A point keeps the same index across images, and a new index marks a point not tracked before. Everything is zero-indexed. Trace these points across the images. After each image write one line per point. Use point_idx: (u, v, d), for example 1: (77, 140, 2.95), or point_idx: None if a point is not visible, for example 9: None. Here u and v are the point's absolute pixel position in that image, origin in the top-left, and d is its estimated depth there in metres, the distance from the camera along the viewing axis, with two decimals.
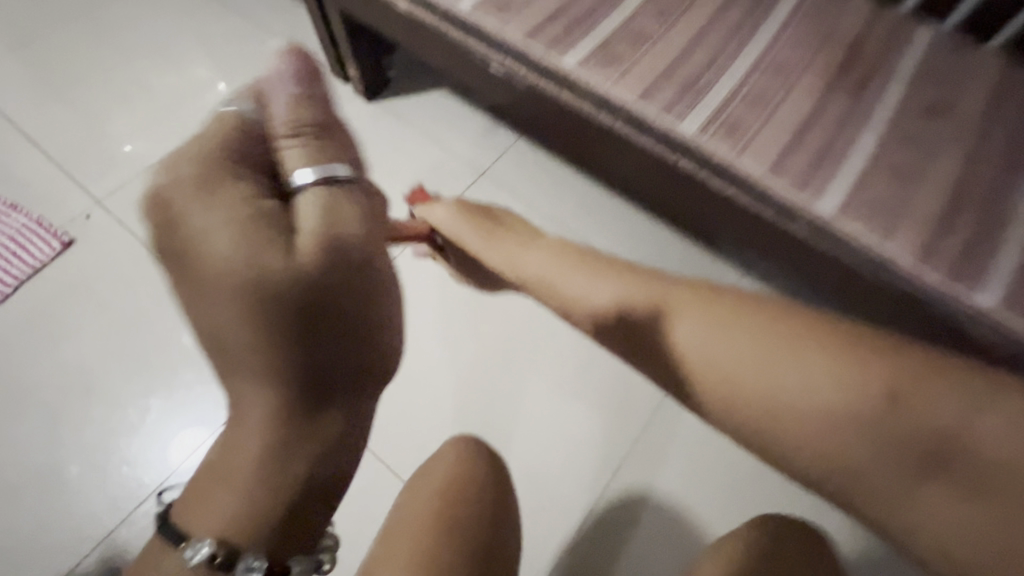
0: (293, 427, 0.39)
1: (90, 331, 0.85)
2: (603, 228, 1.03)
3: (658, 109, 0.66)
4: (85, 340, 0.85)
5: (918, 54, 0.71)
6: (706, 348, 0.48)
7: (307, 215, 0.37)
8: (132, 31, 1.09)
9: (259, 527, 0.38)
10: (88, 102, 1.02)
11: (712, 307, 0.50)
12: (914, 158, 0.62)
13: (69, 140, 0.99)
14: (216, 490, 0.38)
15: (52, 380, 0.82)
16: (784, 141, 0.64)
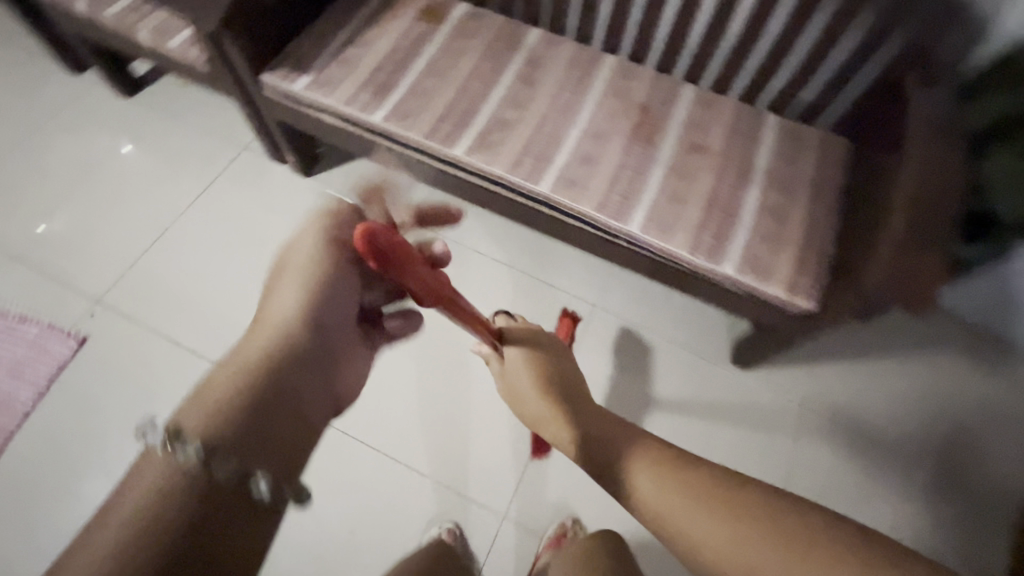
0: (259, 362, 0.54)
1: (121, 399, 1.10)
2: (590, 276, 1.28)
3: (521, 176, 0.98)
4: (120, 405, 1.09)
5: (686, 107, 1.07)
6: (667, 502, 0.55)
7: (300, 256, 0.65)
8: (98, 161, 1.34)
9: (218, 414, 0.48)
10: (69, 227, 1.26)
11: (668, 470, 0.58)
12: (685, 184, 0.98)
13: (64, 260, 1.22)
14: (203, 395, 0.50)
15: (104, 443, 1.06)
16: (605, 182, 0.97)
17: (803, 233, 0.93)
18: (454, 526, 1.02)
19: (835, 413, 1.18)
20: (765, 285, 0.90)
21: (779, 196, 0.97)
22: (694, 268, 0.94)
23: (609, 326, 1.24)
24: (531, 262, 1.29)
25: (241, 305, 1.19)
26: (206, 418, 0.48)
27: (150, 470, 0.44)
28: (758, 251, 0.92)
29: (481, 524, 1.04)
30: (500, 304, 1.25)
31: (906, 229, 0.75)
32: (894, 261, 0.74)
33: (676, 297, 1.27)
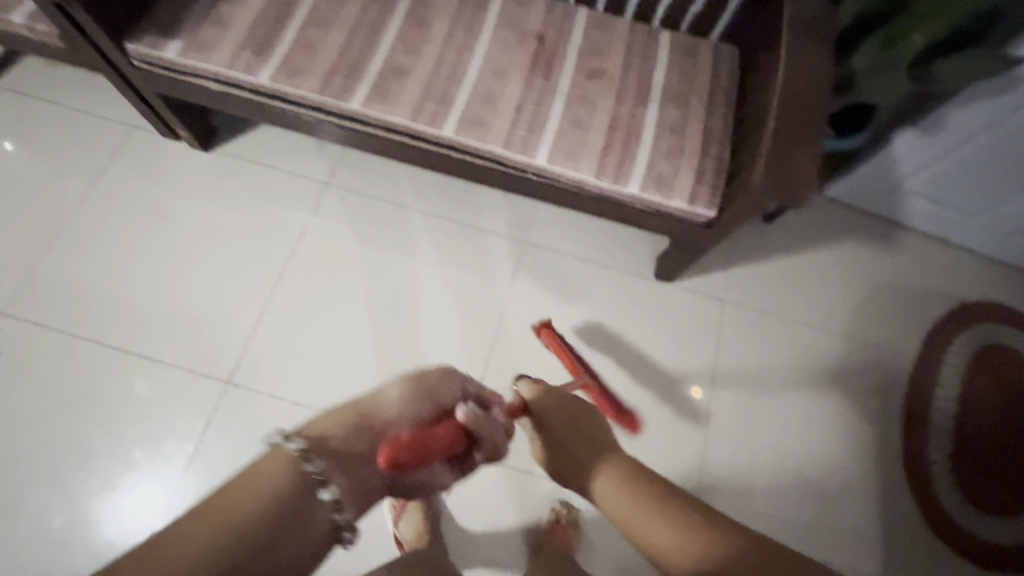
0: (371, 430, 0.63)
1: (52, 404, 1.07)
2: (517, 217, 1.30)
3: (423, 122, 0.96)
4: (52, 410, 1.07)
5: (580, 31, 1.07)
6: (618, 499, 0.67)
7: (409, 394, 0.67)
8: None
9: (333, 444, 0.60)
10: None
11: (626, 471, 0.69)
12: (587, 110, 0.99)
13: None
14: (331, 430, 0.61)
15: (42, 449, 1.04)
16: (506, 117, 0.97)
17: (698, 146, 0.98)
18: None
19: (754, 309, 1.28)
20: (669, 200, 0.95)
21: (677, 112, 1.01)
22: (603, 193, 0.97)
23: (540, 263, 1.27)
24: (456, 210, 1.29)
25: (165, 295, 1.16)
26: (319, 442, 0.59)
27: (271, 468, 0.55)
28: (660, 167, 0.96)
29: None
30: (431, 254, 1.25)
31: (782, 130, 0.81)
32: (773, 160, 0.80)
33: (601, 226, 1.31)
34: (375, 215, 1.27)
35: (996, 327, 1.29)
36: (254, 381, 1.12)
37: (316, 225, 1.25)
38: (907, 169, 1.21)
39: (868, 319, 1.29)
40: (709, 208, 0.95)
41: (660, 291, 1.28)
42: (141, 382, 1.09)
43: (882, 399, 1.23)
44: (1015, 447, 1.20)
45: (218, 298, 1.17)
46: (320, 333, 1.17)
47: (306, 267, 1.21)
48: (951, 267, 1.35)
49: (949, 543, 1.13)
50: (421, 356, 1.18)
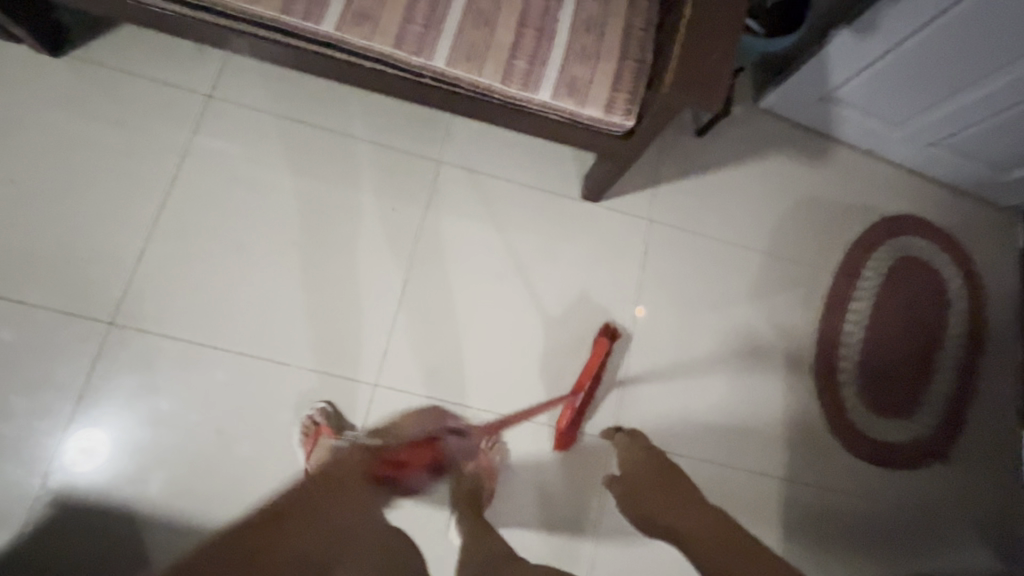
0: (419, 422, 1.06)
1: None
2: (434, 134, 1.19)
3: (298, 16, 0.82)
4: None
5: None
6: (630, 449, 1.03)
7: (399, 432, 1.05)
8: None
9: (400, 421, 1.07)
10: None
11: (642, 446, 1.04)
12: (493, 3, 0.86)
13: None
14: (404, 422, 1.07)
15: None
16: (397, 9, 0.83)
17: (616, 46, 0.88)
18: (325, 404, 1.04)
19: (683, 230, 1.25)
20: (583, 107, 0.86)
21: (595, 7, 0.89)
22: (512, 101, 0.87)
23: (462, 184, 1.18)
24: (364, 128, 1.16)
25: (26, 229, 1.01)
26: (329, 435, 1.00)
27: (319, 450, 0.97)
28: (573, 70, 0.86)
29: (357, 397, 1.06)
30: (338, 177, 1.14)
31: (697, 27, 0.73)
32: (685, 61, 0.72)
33: (529, 144, 1.22)
34: (271, 134, 1.13)
35: (912, 241, 1.32)
36: (145, 321, 1.02)
37: (202, 145, 1.10)
38: (839, 78, 1.16)
39: (795, 237, 1.29)
40: (627, 116, 0.87)
41: (588, 213, 1.22)
42: (8, 329, 0.98)
43: (801, 316, 1.26)
44: (922, 353, 1.27)
45: (92, 233, 1.03)
46: (217, 268, 1.06)
47: (193, 195, 1.08)
48: (877, 181, 1.34)
49: (849, 445, 1.21)
50: (332, 287, 1.10)
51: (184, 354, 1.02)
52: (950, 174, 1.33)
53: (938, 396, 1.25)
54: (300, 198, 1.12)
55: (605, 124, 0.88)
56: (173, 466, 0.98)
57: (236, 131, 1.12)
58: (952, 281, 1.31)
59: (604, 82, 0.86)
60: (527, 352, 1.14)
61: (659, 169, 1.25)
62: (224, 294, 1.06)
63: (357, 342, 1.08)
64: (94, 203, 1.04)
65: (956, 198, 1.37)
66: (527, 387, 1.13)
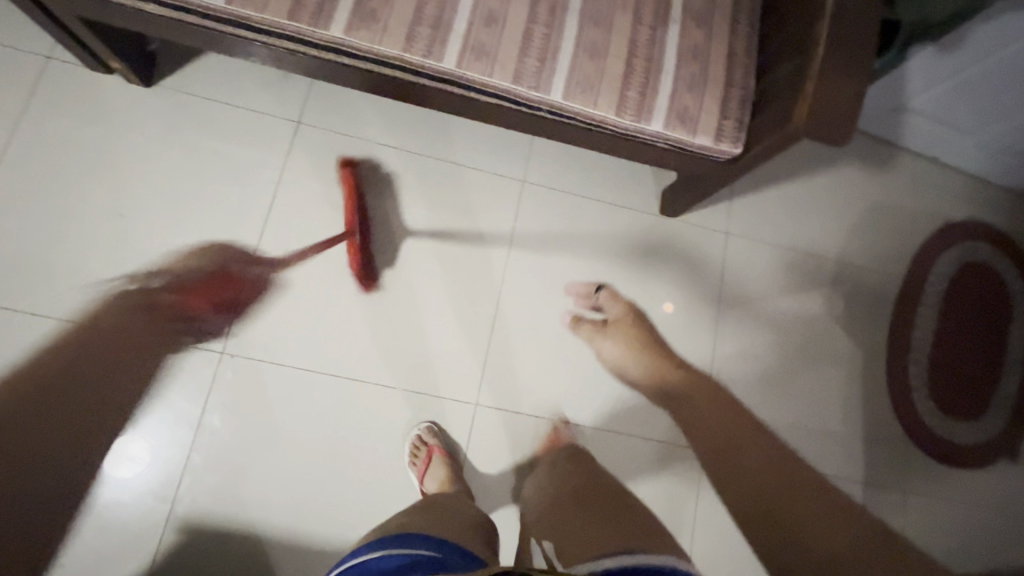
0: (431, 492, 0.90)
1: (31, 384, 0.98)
2: (515, 151, 1.20)
3: (421, 53, 0.82)
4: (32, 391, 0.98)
5: None
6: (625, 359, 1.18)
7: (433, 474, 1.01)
8: None
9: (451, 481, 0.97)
10: None
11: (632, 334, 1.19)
12: (603, 34, 0.87)
13: None
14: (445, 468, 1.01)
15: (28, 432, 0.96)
16: (517, 44, 0.85)
17: (723, 75, 0.89)
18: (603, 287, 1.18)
19: (754, 239, 1.28)
20: (694, 137, 0.88)
21: (701, 33, 0.90)
22: (624, 132, 0.89)
23: (543, 202, 1.20)
24: (446, 150, 1.17)
25: (132, 262, 1.04)
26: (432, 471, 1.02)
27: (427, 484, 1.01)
28: (684, 98, 0.88)
29: (452, 416, 1.09)
30: (423, 201, 1.15)
31: (828, 66, 0.75)
32: (817, 100, 0.76)
33: (605, 159, 1.24)
34: (356, 157, 1.14)
35: (976, 246, 1.35)
36: (249, 349, 1.04)
37: (293, 171, 1.11)
38: (917, 89, 1.18)
39: (862, 243, 1.32)
40: (737, 143, 0.89)
41: (664, 224, 1.24)
42: (123, 358, 1.01)
43: (872, 319, 1.29)
44: (987, 358, 1.31)
45: (194, 264, 1.05)
46: (314, 293, 1.08)
47: (287, 222, 1.10)
48: (939, 187, 1.37)
49: (920, 445, 1.26)
50: (422, 309, 1.12)
51: (288, 379, 1.05)
52: (1012, 178, 1.35)
53: (1003, 397, 1.30)
54: (389, 220, 1.13)
55: (713, 152, 0.90)
56: (284, 488, 1.01)
57: (324, 155, 1.13)
58: (1013, 285, 1.34)
59: (715, 111, 0.88)
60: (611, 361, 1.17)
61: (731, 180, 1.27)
62: (321, 321, 1.08)
63: (449, 359, 1.11)
64: (194, 233, 1.06)
65: (1014, 201, 1.39)
66: (619, 403, 1.16)
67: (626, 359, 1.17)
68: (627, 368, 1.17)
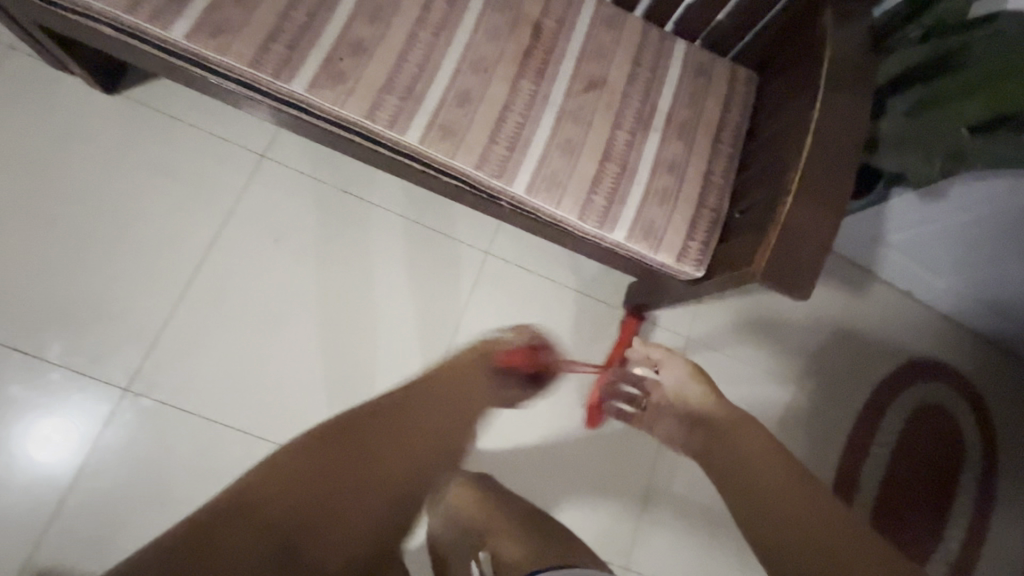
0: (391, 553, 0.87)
1: None
2: (485, 223, 1.16)
3: (383, 122, 0.78)
4: None
5: (586, 27, 0.89)
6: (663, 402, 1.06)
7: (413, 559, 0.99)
8: None
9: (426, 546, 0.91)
10: None
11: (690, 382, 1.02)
12: (580, 132, 0.85)
13: None
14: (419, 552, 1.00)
15: None
16: (487, 130, 0.81)
17: (695, 195, 0.86)
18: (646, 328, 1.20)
19: (717, 348, 1.24)
20: (657, 253, 0.84)
21: (680, 147, 0.88)
22: (585, 235, 0.85)
23: (507, 278, 1.15)
24: (414, 209, 1.13)
25: (50, 276, 0.96)
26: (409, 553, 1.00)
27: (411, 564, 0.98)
28: (652, 212, 0.84)
29: None
30: (381, 258, 1.10)
31: (799, 214, 0.69)
32: (780, 246, 0.70)
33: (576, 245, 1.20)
34: (317, 202, 1.08)
35: (939, 388, 1.32)
36: (162, 390, 0.97)
37: (248, 206, 1.06)
38: (898, 225, 1.17)
39: (823, 371, 1.29)
40: (699, 267, 0.85)
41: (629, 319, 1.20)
42: (18, 379, 0.93)
43: (824, 448, 1.25)
44: (935, 506, 1.26)
45: (117, 289, 0.98)
46: (240, 342, 1.01)
47: (230, 259, 1.03)
48: (909, 324, 1.34)
49: None
50: (358, 375, 1.05)
51: (189, 432, 0.97)
52: (983, 326, 1.34)
53: (946, 551, 1.25)
54: (338, 276, 1.07)
55: (674, 272, 0.86)
56: None
57: (283, 198, 1.07)
58: (970, 437, 1.31)
59: (681, 231, 0.85)
60: (547, 449, 1.11)
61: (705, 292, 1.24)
62: (240, 375, 1.00)
63: None
64: (126, 254, 0.99)
65: (984, 347, 1.37)
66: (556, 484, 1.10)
67: (690, 388, 0.99)
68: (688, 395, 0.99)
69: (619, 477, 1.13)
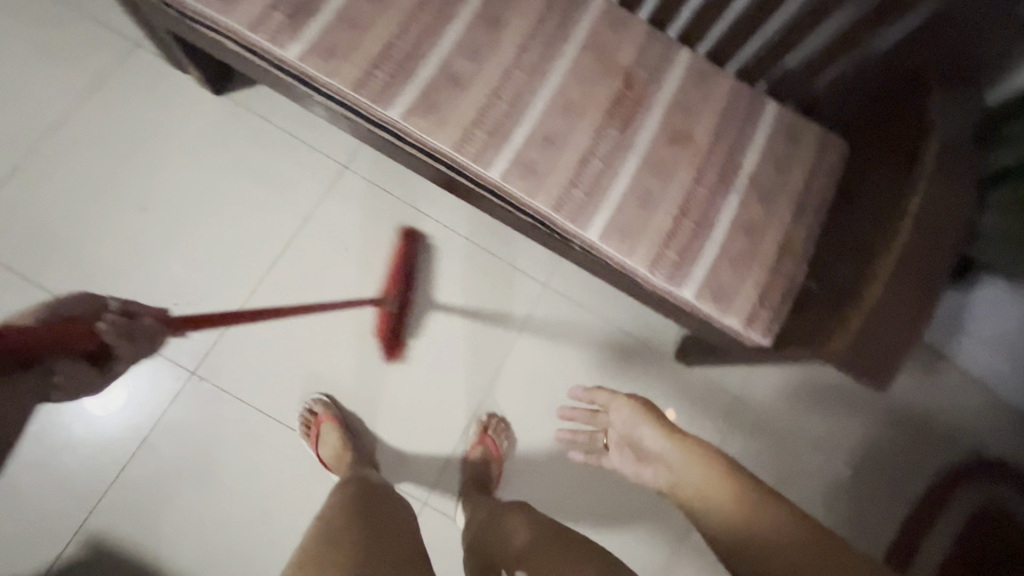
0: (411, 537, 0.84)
1: None
2: (541, 257, 1.16)
3: (469, 156, 0.80)
4: None
5: (678, 81, 0.89)
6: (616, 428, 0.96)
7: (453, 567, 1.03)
8: None
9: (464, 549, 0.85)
10: None
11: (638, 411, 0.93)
12: (659, 184, 0.84)
13: None
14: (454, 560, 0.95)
15: None
16: (567, 173, 0.82)
17: (768, 261, 0.84)
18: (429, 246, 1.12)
19: (761, 420, 1.21)
20: (723, 316, 0.82)
21: (759, 210, 0.86)
22: (651, 286, 0.84)
23: (560, 311, 1.15)
24: (481, 237, 1.15)
25: (138, 256, 1.03)
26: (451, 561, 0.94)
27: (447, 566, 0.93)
28: (723, 273, 0.83)
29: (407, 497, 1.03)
30: (438, 280, 1.12)
31: (886, 303, 0.66)
32: (861, 334, 0.66)
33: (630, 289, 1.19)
34: (384, 217, 1.12)
35: (1006, 491, 1.22)
36: (222, 380, 1.01)
37: (321, 214, 1.10)
38: (980, 316, 1.09)
39: (874, 458, 1.22)
40: (765, 335, 0.83)
41: (675, 372, 1.18)
42: None
43: (870, 536, 1.19)
44: None
45: (196, 276, 1.04)
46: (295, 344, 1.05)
47: (298, 263, 1.08)
48: (983, 417, 1.25)
49: None
50: (402, 392, 1.07)
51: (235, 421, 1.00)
52: None
53: None
54: (394, 292, 1.10)
55: (737, 336, 0.85)
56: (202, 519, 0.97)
57: (353, 211, 1.11)
58: None
59: (751, 296, 0.83)
60: (586, 473, 1.11)
61: (755, 366, 1.21)
62: (291, 376, 1.04)
63: (407, 442, 1.05)
64: (207, 246, 1.06)
65: None
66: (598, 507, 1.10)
67: (638, 427, 0.90)
68: (640, 437, 0.89)
69: (646, 513, 1.11)
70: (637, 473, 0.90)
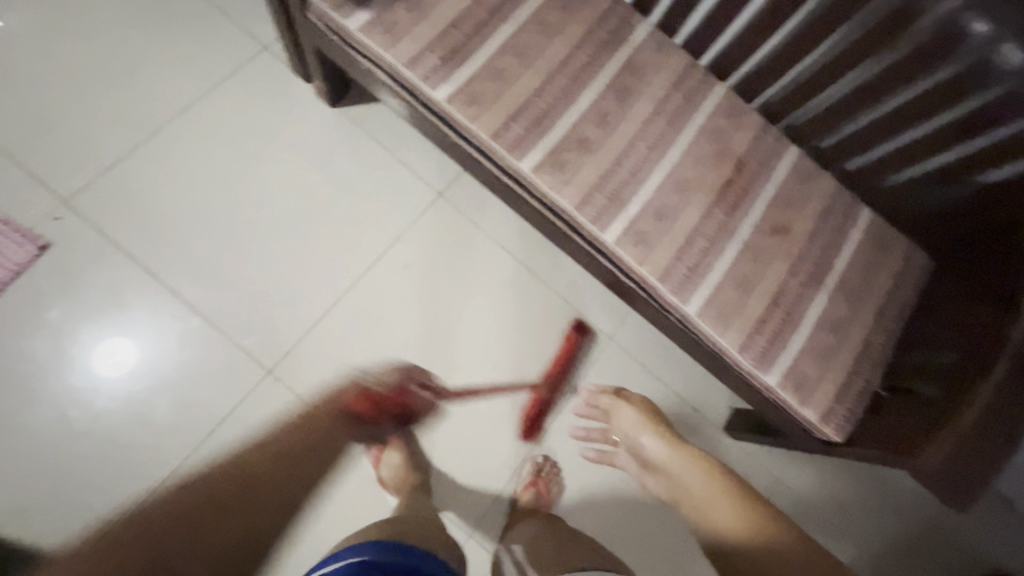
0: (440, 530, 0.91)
1: (92, 320, 0.99)
2: (608, 310, 1.20)
3: (588, 217, 0.85)
4: (90, 327, 0.99)
5: (784, 176, 0.94)
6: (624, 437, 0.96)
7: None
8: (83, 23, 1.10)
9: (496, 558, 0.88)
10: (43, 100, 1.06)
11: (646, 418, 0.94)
12: (757, 271, 0.89)
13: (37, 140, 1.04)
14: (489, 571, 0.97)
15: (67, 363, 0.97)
16: (674, 247, 0.86)
17: (850, 362, 0.88)
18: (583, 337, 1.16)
19: (797, 503, 1.22)
20: (801, 407, 0.86)
21: (845, 310, 0.90)
22: (736, 367, 0.87)
23: (621, 367, 1.18)
24: (558, 282, 1.18)
25: (233, 248, 1.06)
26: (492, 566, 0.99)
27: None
28: (806, 366, 0.86)
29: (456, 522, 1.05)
30: (507, 316, 1.15)
31: (981, 426, 0.68)
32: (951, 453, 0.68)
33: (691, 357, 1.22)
34: (467, 247, 1.16)
35: None
36: (293, 381, 1.04)
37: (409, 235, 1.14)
38: None
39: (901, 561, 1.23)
40: (838, 432, 0.86)
41: (722, 443, 1.20)
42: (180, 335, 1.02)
43: None
44: None
45: (281, 276, 1.07)
46: (365, 356, 1.08)
47: (380, 279, 1.11)
48: None
49: None
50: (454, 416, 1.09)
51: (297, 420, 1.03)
52: None
53: None
54: (464, 321, 1.13)
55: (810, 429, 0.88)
56: None
57: (439, 236, 1.15)
58: None
59: (829, 392, 0.86)
60: (635, 519, 1.13)
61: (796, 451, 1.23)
62: None
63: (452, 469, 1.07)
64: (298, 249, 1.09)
65: None
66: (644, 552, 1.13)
67: (640, 433, 0.91)
68: (642, 444, 0.91)
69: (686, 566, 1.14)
70: (639, 478, 0.94)
